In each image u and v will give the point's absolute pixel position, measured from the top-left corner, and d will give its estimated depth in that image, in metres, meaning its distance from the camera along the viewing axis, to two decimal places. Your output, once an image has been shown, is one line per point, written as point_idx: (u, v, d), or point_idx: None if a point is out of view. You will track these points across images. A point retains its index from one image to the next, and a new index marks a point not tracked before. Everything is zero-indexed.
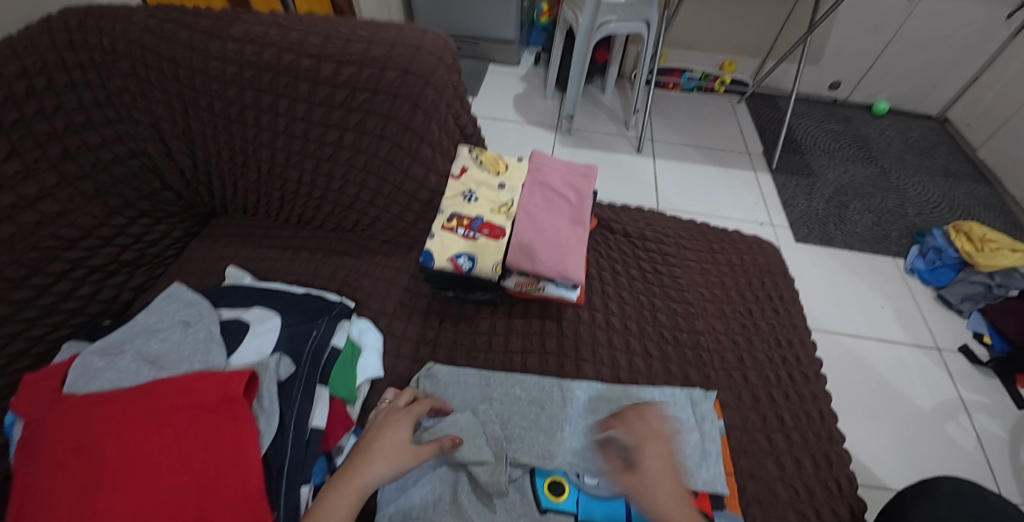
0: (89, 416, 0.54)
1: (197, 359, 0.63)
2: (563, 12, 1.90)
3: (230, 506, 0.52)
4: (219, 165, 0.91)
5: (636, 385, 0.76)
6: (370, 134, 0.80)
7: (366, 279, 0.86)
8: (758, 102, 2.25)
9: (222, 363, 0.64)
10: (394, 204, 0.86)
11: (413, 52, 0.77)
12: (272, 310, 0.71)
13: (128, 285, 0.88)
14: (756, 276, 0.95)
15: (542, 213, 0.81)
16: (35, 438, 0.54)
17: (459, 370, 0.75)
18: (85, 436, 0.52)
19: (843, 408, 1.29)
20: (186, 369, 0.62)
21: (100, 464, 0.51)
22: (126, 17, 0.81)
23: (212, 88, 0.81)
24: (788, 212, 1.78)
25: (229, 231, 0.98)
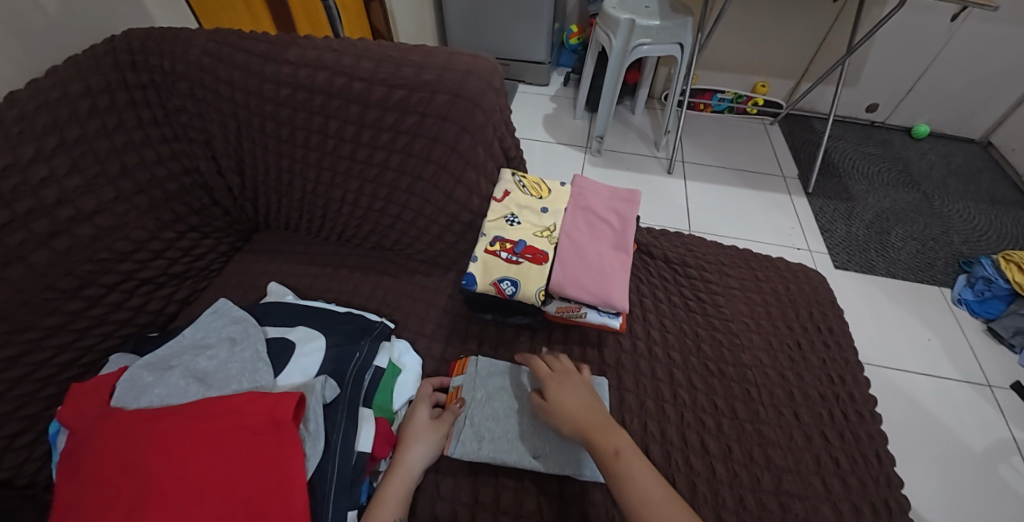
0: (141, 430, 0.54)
1: (245, 379, 0.63)
2: (595, 34, 1.91)
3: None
4: (266, 184, 0.93)
5: (671, 379, 0.78)
6: (415, 155, 0.80)
7: (403, 299, 0.87)
8: (792, 124, 2.21)
9: (269, 384, 0.64)
10: (436, 224, 0.86)
11: (463, 77, 0.77)
12: (316, 330, 0.71)
13: (174, 297, 0.91)
14: (804, 308, 0.91)
15: (584, 238, 0.79)
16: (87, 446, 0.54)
17: (495, 364, 0.75)
18: (137, 451, 0.53)
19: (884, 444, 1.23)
20: (235, 389, 0.62)
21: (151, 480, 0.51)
22: (187, 40, 0.84)
23: (265, 109, 0.83)
24: (826, 237, 1.73)
25: (271, 247, 1.00)
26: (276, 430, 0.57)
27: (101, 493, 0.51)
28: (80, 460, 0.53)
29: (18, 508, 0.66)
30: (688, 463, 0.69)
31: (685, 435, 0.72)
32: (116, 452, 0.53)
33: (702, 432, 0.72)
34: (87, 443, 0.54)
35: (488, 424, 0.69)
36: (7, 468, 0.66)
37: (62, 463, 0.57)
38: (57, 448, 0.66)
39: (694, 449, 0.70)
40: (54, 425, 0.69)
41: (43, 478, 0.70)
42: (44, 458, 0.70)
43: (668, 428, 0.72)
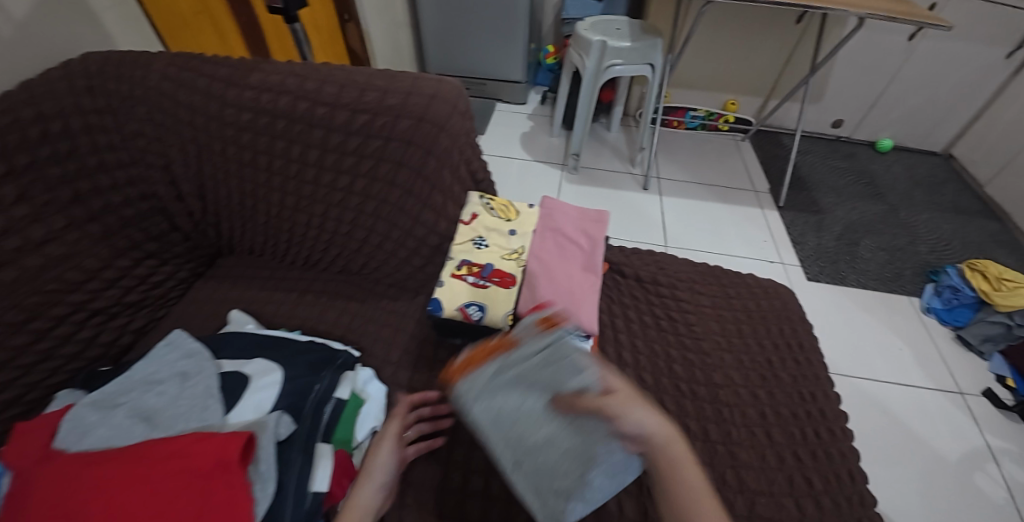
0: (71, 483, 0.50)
1: (193, 417, 0.60)
2: (568, 55, 1.94)
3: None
4: (229, 209, 0.91)
5: None
6: (380, 179, 0.79)
7: (370, 325, 0.84)
8: (762, 139, 2.27)
9: (218, 422, 0.60)
10: (403, 248, 0.85)
11: (428, 101, 0.77)
12: (274, 363, 0.68)
13: (128, 327, 0.87)
14: (774, 324, 0.92)
15: (553, 259, 0.79)
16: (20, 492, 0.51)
17: (566, 340, 0.63)
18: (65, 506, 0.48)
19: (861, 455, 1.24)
20: (182, 428, 0.59)
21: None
22: (147, 65, 0.83)
23: (226, 134, 0.81)
24: (798, 250, 1.76)
25: (235, 272, 0.97)
26: (223, 474, 0.53)
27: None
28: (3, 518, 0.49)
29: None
30: None
31: None
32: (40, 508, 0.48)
33: None
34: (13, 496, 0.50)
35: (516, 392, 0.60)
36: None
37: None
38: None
39: None
40: None
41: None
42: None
43: None
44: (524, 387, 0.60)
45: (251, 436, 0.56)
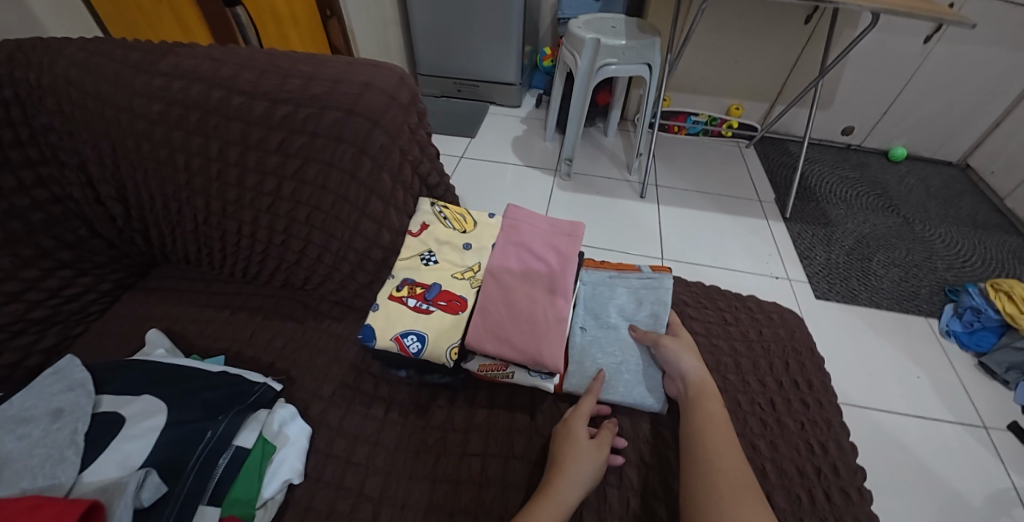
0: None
1: (40, 474, 0.48)
2: (561, 55, 1.83)
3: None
4: (153, 214, 0.80)
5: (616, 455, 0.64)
6: (313, 183, 0.67)
7: (305, 351, 0.73)
8: (767, 147, 2.14)
9: (68, 483, 0.48)
10: (343, 262, 0.73)
11: (359, 90, 0.66)
12: (161, 403, 0.56)
13: (36, 347, 0.74)
14: (778, 357, 0.79)
15: (513, 280, 0.66)
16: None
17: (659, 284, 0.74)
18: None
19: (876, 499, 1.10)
20: (21, 489, 0.47)
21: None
22: (56, 49, 0.72)
23: (138, 127, 0.70)
24: (805, 265, 1.63)
25: (165, 285, 0.86)
26: None
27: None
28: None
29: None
30: None
31: None
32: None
33: None
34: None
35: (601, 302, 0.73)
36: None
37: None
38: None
39: None
40: None
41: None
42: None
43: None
44: (609, 301, 0.73)
45: (96, 503, 0.43)
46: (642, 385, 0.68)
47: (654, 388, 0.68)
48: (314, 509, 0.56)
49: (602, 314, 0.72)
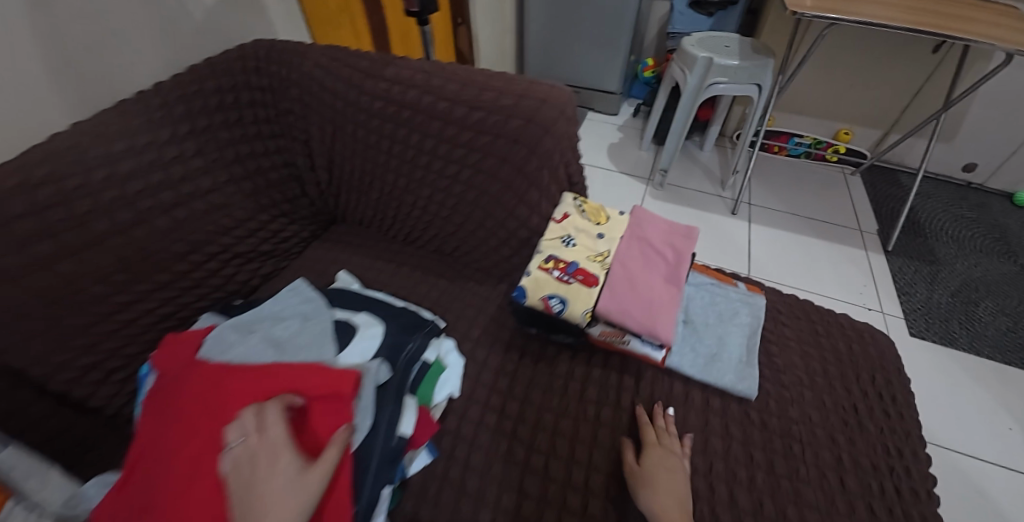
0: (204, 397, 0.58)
1: (314, 351, 0.68)
2: (670, 69, 1.92)
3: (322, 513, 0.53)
4: (348, 183, 1.02)
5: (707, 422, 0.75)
6: (484, 171, 0.85)
7: (456, 302, 0.92)
8: (875, 176, 2.09)
9: (331, 358, 0.67)
10: (494, 237, 0.91)
11: (539, 105, 0.82)
12: (377, 318, 0.75)
13: (258, 272, 1.00)
14: (866, 371, 0.86)
15: (637, 267, 0.81)
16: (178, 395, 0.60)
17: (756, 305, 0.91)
18: (202, 420, 0.57)
19: None
20: (304, 358, 0.67)
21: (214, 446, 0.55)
22: (300, 53, 0.94)
23: (358, 118, 0.91)
24: (903, 301, 1.61)
25: (344, 239, 1.09)
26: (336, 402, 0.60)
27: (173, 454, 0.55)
28: (151, 426, 0.58)
29: (102, 435, 0.81)
30: (715, 512, 0.66)
31: (714, 482, 0.69)
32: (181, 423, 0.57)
33: (734, 482, 0.69)
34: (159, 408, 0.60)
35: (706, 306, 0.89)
36: (101, 399, 0.80)
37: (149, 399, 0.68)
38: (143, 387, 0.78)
39: (723, 498, 0.67)
40: (143, 367, 0.80)
41: (124, 412, 0.83)
42: (128, 396, 0.84)
43: (697, 471, 0.70)
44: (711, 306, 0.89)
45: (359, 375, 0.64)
46: (736, 371, 0.80)
47: (749, 374, 0.80)
48: (468, 417, 0.75)
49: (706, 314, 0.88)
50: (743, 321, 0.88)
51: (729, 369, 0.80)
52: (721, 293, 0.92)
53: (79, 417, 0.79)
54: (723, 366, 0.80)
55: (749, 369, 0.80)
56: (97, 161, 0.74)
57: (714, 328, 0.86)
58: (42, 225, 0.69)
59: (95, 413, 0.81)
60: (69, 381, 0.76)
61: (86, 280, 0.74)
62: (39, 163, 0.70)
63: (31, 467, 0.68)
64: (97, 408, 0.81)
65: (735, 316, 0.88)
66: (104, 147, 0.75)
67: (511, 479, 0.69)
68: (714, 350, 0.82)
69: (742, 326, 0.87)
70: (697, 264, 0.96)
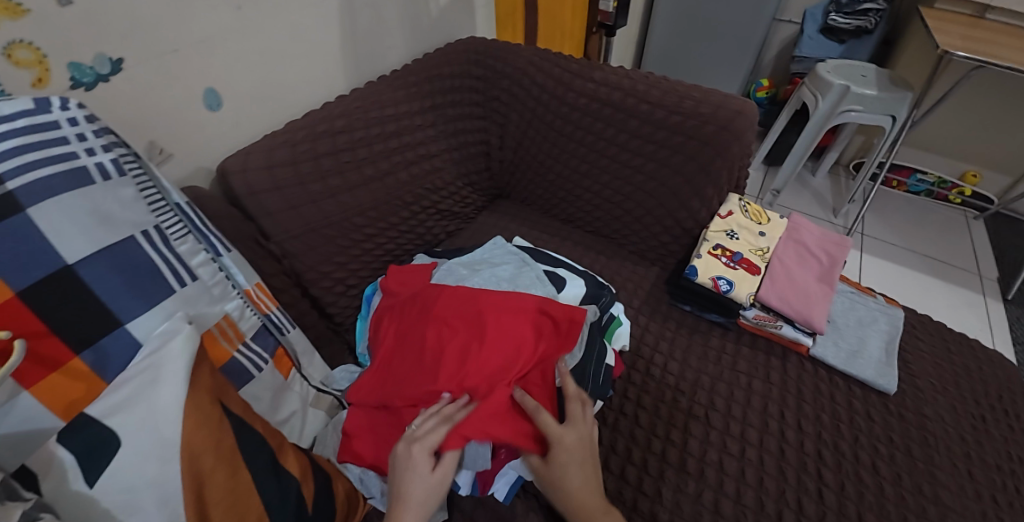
0: (466, 312, 0.79)
1: (541, 287, 0.87)
2: (798, 93, 1.98)
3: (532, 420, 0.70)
4: (529, 164, 1.20)
5: (849, 405, 0.87)
6: (669, 166, 1.00)
7: (617, 275, 1.08)
8: (1001, 224, 2.04)
9: (553, 293, 0.86)
10: (660, 224, 1.06)
11: (734, 116, 0.95)
12: (576, 273, 0.93)
13: (446, 229, 1.20)
14: (998, 390, 0.94)
15: (793, 265, 0.94)
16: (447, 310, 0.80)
17: (896, 315, 1.00)
18: (465, 332, 0.77)
19: None
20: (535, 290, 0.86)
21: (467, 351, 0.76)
22: (518, 52, 1.13)
23: (561, 110, 1.09)
24: (1021, 350, 1.60)
25: (512, 211, 1.27)
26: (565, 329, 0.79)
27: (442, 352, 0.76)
28: (422, 328, 0.79)
29: (329, 339, 1.01)
30: (859, 475, 0.77)
31: (857, 453, 0.80)
32: (449, 332, 0.77)
33: (875, 455, 0.80)
34: (425, 318, 0.81)
35: (847, 310, 1.00)
36: (338, 307, 1.00)
37: (390, 312, 0.91)
38: (367, 305, 1.01)
39: (866, 466, 0.78)
40: (371, 289, 1.02)
41: (347, 322, 1.04)
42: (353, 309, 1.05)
43: (841, 442, 0.81)
44: (852, 311, 1.00)
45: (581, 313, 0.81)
46: (877, 368, 0.89)
47: (889, 371, 0.89)
48: (635, 367, 0.91)
49: (847, 317, 0.98)
50: (883, 328, 0.97)
51: (871, 366, 0.90)
52: (862, 300, 1.01)
53: (321, 320, 0.99)
54: (866, 364, 0.90)
55: (891, 367, 0.90)
56: (373, 121, 0.98)
57: (856, 329, 0.96)
58: (339, 163, 0.93)
59: (328, 319, 1.01)
60: (325, 288, 0.96)
61: (352, 210, 0.96)
62: (341, 118, 0.94)
63: (306, 349, 0.90)
64: (331, 314, 1.00)
65: (875, 322, 0.98)
66: (378, 111, 0.99)
67: (679, 419, 0.83)
68: (856, 348, 0.93)
69: (883, 331, 0.96)
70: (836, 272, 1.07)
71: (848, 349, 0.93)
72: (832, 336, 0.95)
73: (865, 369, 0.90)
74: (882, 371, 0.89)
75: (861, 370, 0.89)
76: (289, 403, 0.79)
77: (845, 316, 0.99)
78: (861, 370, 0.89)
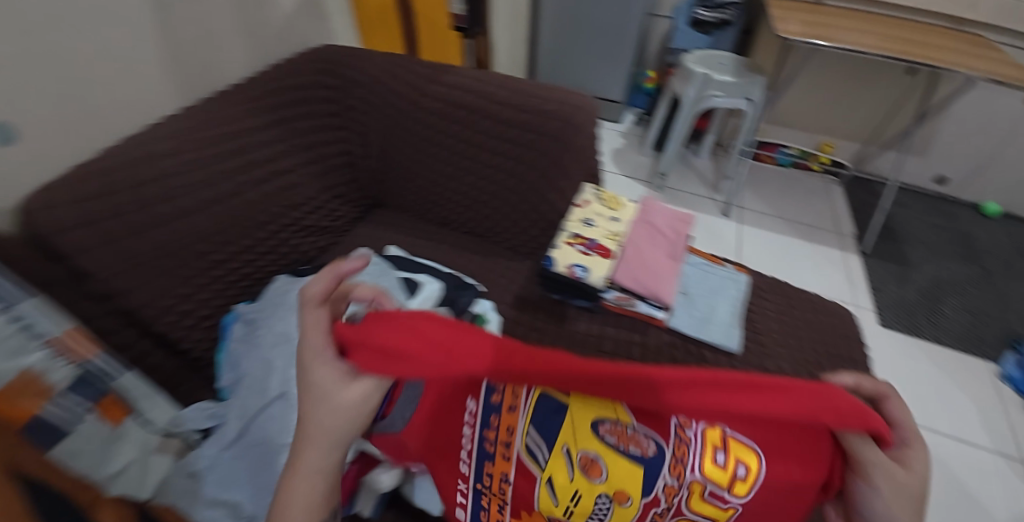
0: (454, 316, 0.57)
1: (390, 295, 0.87)
2: (671, 83, 2.12)
3: (738, 389, 0.37)
4: (399, 171, 1.18)
5: None
6: (523, 163, 1.03)
7: (490, 273, 1.09)
8: (856, 186, 2.29)
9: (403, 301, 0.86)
10: (526, 219, 1.09)
11: (573, 110, 1.01)
12: (434, 278, 0.94)
13: (316, 245, 1.15)
14: (832, 337, 1.05)
15: (645, 244, 0.99)
16: (285, 340, 0.79)
17: (743, 280, 1.09)
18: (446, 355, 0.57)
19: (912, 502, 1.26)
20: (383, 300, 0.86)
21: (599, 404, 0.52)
22: (370, 59, 1.11)
23: (417, 115, 1.08)
24: (875, 296, 1.80)
25: (388, 220, 1.24)
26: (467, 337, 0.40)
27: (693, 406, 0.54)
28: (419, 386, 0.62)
29: (184, 377, 0.93)
30: None
31: None
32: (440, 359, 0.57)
33: None
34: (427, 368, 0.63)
35: (700, 279, 1.07)
36: (190, 342, 0.93)
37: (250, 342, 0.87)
38: (224, 335, 0.93)
39: None
40: (229, 316, 0.95)
41: (206, 356, 0.96)
42: (211, 342, 0.97)
43: None
44: (704, 280, 1.07)
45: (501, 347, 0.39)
46: (723, 332, 0.98)
47: (732, 332, 0.99)
48: None
49: (700, 286, 1.06)
50: (733, 293, 1.06)
51: (718, 330, 0.99)
52: (713, 269, 1.10)
53: (169, 359, 0.91)
54: (715, 330, 0.99)
55: (735, 330, 0.99)
56: (209, 141, 0.92)
57: (708, 297, 1.04)
58: (169, 189, 0.86)
59: (181, 356, 0.94)
60: (170, 324, 0.89)
61: (192, 238, 0.89)
62: (167, 140, 0.88)
63: (143, 390, 0.82)
64: (185, 350, 0.93)
65: (724, 289, 1.06)
66: (214, 131, 0.93)
67: None
68: (706, 315, 1.01)
69: (730, 296, 1.05)
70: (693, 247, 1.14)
71: (700, 318, 1.00)
72: (687, 307, 1.02)
73: (716, 335, 0.98)
74: (727, 334, 0.98)
75: (711, 335, 0.98)
76: (123, 453, 0.71)
77: (699, 285, 1.06)
78: (712, 336, 0.97)
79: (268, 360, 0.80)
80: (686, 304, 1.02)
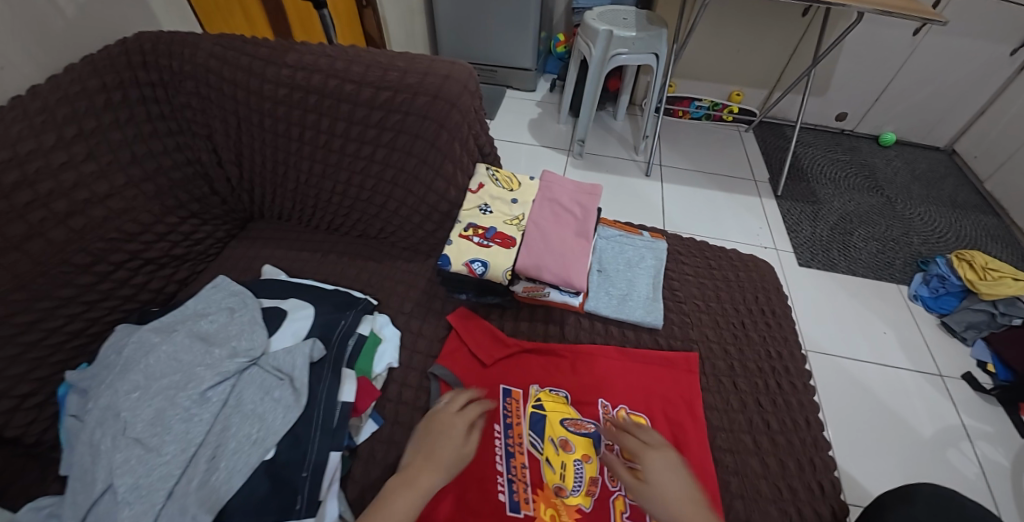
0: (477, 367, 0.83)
1: (244, 337, 0.74)
2: (575, 43, 2.01)
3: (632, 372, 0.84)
4: (262, 175, 1.00)
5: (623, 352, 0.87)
6: (399, 150, 0.90)
7: (386, 280, 0.95)
8: (765, 131, 2.33)
9: (264, 345, 0.74)
10: (416, 213, 0.96)
11: (441, 81, 0.89)
12: (307, 301, 0.81)
13: (174, 277, 0.96)
14: (751, 292, 1.02)
15: (550, 225, 0.90)
16: (112, 417, 0.62)
17: (660, 246, 1.03)
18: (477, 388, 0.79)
19: (850, 440, 1.28)
20: (235, 344, 0.72)
21: (581, 413, 0.78)
22: (193, 43, 0.91)
23: (265, 107, 0.91)
24: (792, 237, 1.83)
25: (265, 234, 1.06)
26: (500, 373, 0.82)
27: (642, 417, 0.78)
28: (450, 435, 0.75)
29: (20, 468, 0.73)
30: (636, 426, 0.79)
31: None
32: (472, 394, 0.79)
33: None
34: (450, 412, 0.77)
35: (615, 253, 1.00)
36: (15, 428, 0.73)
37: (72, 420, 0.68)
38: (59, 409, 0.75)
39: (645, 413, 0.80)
40: (61, 388, 0.76)
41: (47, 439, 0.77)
42: None
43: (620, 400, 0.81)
44: (619, 253, 1.01)
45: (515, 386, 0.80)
46: (643, 307, 0.92)
47: (653, 306, 0.93)
48: (408, 383, 0.81)
49: (615, 261, 0.99)
50: (651, 263, 1.00)
51: (639, 305, 0.93)
52: (629, 240, 1.03)
53: None
54: (635, 306, 0.92)
55: (656, 303, 0.93)
56: None
57: (625, 272, 0.98)
58: None
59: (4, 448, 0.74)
60: None
61: None
62: None
63: None
64: (12, 438, 0.73)
65: (641, 261, 1.00)
66: None
67: None
68: (625, 291, 0.94)
69: (648, 266, 0.99)
70: (606, 218, 1.07)
71: (620, 295, 0.94)
72: (605, 285, 0.95)
73: (637, 312, 0.92)
74: (649, 309, 0.92)
75: (632, 312, 0.91)
76: None
77: (615, 260, 0.99)
78: (633, 314, 0.91)
79: (86, 445, 0.61)
80: (603, 282, 0.95)
